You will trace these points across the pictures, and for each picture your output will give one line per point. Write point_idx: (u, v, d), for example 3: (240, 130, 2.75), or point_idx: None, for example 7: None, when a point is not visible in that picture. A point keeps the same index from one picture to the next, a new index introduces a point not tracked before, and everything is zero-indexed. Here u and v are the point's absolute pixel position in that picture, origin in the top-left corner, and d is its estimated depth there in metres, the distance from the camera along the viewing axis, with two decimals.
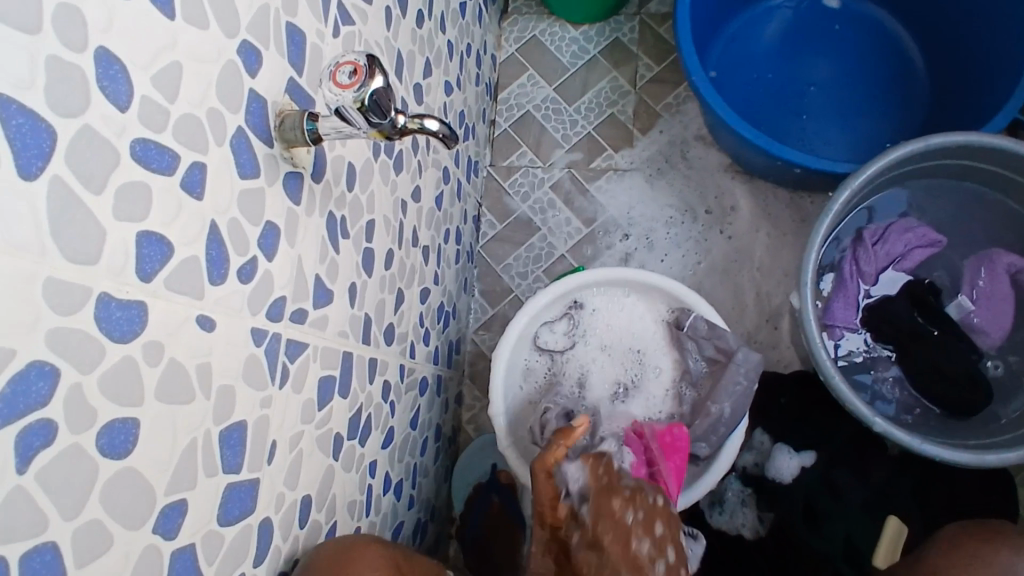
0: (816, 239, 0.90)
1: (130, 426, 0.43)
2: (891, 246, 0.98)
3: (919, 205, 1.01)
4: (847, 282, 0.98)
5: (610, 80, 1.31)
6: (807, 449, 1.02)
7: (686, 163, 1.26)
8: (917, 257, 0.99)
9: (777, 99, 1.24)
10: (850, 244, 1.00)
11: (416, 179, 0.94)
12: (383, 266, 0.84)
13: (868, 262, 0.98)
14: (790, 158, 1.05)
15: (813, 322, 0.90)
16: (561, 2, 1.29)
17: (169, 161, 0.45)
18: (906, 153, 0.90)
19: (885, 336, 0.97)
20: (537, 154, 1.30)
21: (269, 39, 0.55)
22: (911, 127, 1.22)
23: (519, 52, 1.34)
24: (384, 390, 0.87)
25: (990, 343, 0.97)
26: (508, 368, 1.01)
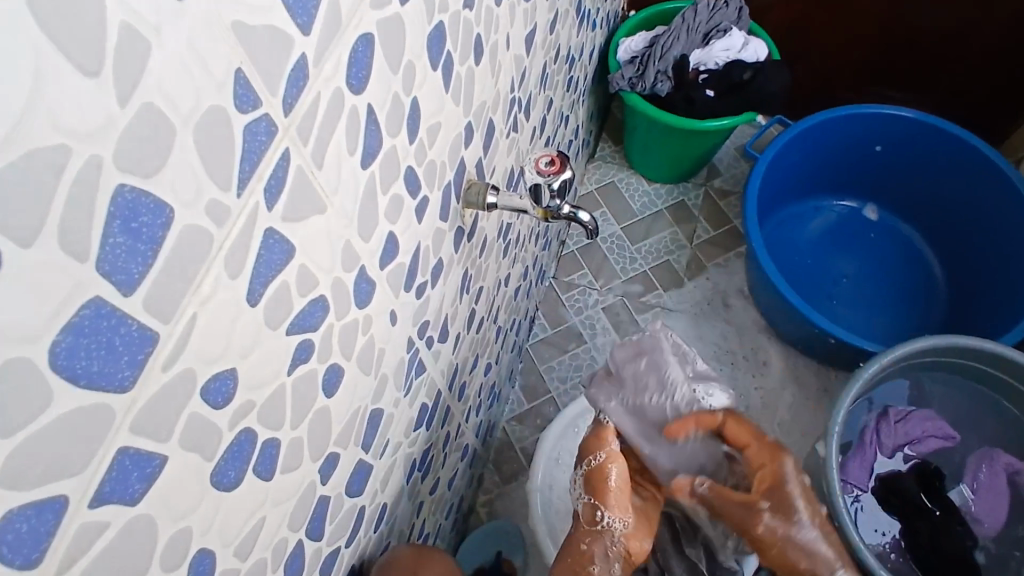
0: (846, 397, 1.01)
1: (336, 375, 0.51)
2: (910, 426, 1.10)
3: (938, 392, 1.12)
4: (867, 446, 1.09)
5: (671, 232, 1.50)
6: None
7: (726, 311, 1.42)
8: (931, 443, 1.10)
9: (814, 281, 1.42)
10: (875, 416, 1.12)
11: (511, 267, 1.09)
12: (476, 330, 0.96)
13: (888, 435, 1.10)
14: (826, 328, 1.19)
15: (835, 472, 0.99)
16: (643, 162, 1.52)
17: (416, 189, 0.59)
18: (928, 344, 1.04)
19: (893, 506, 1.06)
20: (596, 278, 1.46)
21: (478, 126, 0.72)
22: (927, 329, 1.38)
23: (596, 191, 1.55)
24: (445, 440, 0.94)
25: (983, 532, 1.04)
26: (554, 447, 1.04)
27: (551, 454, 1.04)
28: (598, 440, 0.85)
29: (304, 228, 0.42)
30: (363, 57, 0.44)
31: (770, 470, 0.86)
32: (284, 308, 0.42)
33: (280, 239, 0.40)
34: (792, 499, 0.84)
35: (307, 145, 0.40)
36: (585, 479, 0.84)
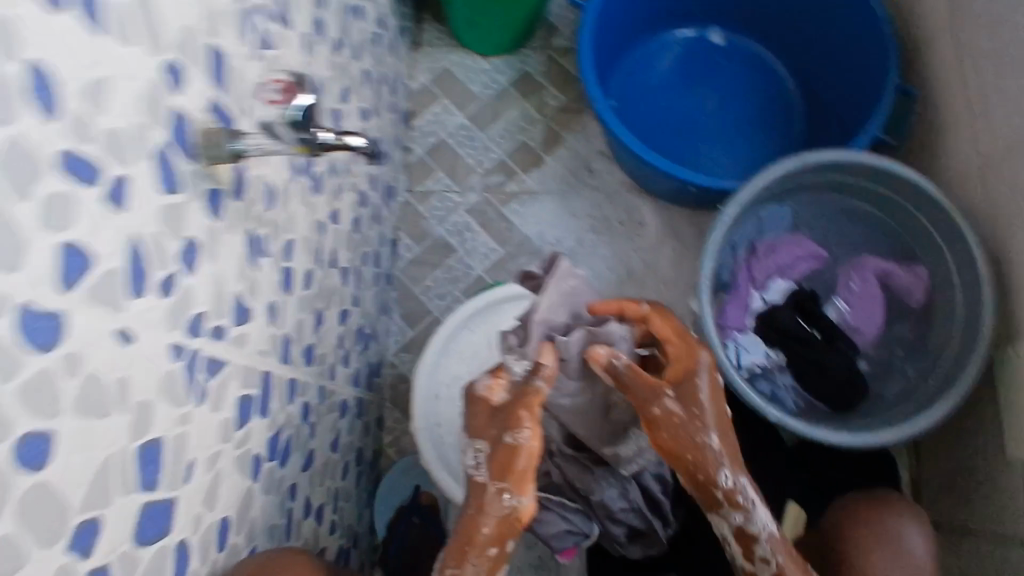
0: (709, 249, 0.97)
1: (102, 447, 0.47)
2: (779, 257, 1.07)
3: (800, 212, 1.10)
4: (740, 287, 1.06)
5: (519, 109, 1.38)
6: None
7: (592, 177, 1.33)
8: (801, 269, 1.08)
9: (674, 127, 1.34)
10: (746, 256, 1.09)
11: (335, 202, 0.96)
12: (303, 287, 0.84)
13: (759, 271, 1.07)
14: (685, 178, 1.12)
15: (711, 322, 0.96)
16: (472, 37, 1.36)
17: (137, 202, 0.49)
18: (782, 171, 0.99)
19: (772, 340, 1.03)
20: (453, 179, 1.34)
21: (195, 59, 0.56)
22: (791, 147, 1.35)
23: (432, 82, 1.40)
24: (303, 412, 0.86)
25: (863, 341, 1.05)
26: (430, 378, 0.98)
27: (430, 386, 0.98)
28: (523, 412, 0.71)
29: None
30: None
31: (682, 362, 0.73)
32: None
33: None
34: (700, 389, 0.71)
35: None
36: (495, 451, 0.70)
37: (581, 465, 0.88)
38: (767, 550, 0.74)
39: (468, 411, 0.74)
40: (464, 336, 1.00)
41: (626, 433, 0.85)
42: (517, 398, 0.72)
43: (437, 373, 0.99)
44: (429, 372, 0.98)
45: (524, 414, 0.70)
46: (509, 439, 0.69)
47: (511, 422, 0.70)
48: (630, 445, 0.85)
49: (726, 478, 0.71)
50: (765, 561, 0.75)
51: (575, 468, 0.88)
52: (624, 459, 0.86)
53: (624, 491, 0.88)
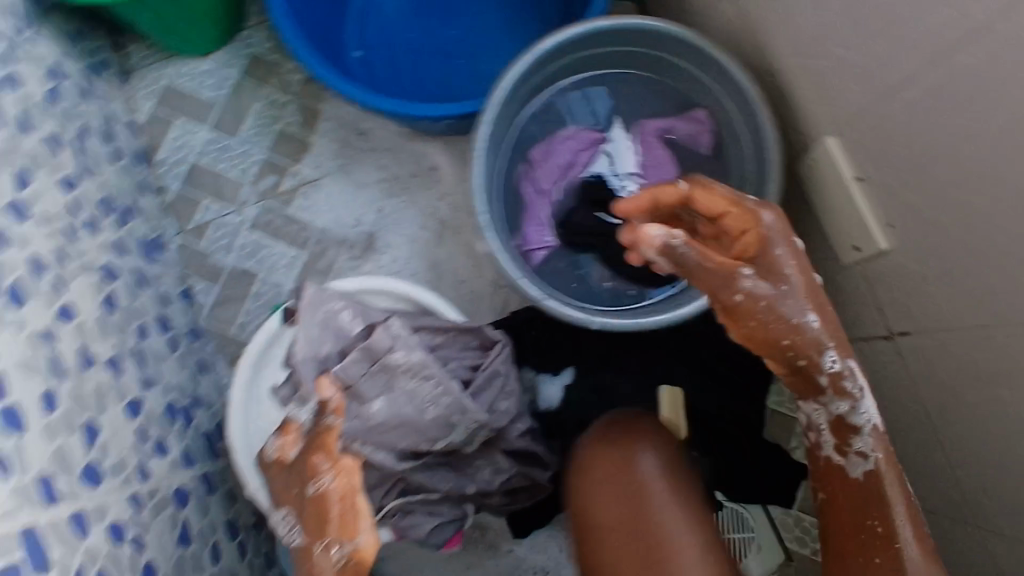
0: (475, 186, 0.86)
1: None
2: (558, 155, 0.95)
3: (562, 102, 0.98)
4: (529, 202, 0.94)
5: (262, 97, 1.23)
6: (567, 368, 0.99)
7: (364, 139, 1.21)
8: (584, 159, 0.96)
9: (433, 53, 1.18)
10: (526, 166, 0.97)
11: (59, 297, 0.83)
12: (43, 412, 0.74)
13: (542, 177, 0.95)
14: (439, 113, 0.98)
15: (502, 254, 0.85)
16: (180, 41, 1.19)
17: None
18: (516, 73, 0.87)
19: (578, 244, 0.94)
20: (223, 201, 1.20)
21: None
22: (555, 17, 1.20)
23: (159, 105, 1.23)
24: (116, 531, 0.79)
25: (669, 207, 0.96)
26: (246, 430, 0.88)
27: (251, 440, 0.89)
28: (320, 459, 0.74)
29: None
30: None
31: (754, 233, 0.67)
32: None
33: None
34: (781, 260, 0.66)
35: None
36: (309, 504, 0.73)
37: (436, 465, 0.86)
38: (869, 442, 0.69)
39: (273, 476, 0.79)
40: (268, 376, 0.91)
41: (451, 422, 0.83)
42: (307, 448, 0.76)
43: (251, 424, 0.89)
44: (242, 426, 0.88)
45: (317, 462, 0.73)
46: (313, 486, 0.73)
47: (309, 473, 0.74)
48: (460, 433, 0.83)
49: (830, 362, 0.68)
50: (862, 454, 0.69)
51: (432, 471, 0.86)
52: (466, 442, 0.85)
53: (491, 464, 0.88)
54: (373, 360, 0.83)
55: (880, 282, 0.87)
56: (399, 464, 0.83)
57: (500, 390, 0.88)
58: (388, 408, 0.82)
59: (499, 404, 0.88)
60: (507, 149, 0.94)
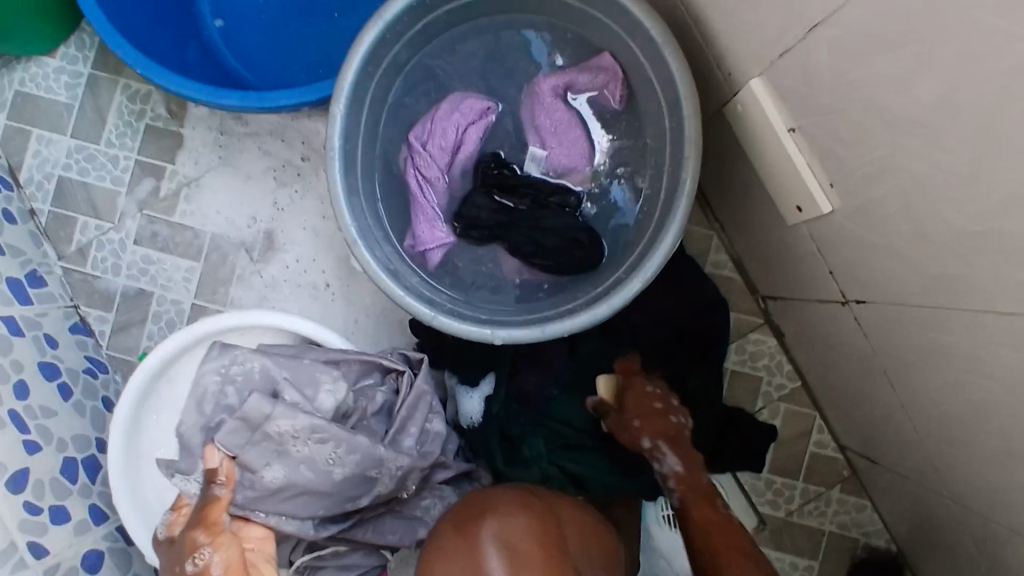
0: (336, 192, 0.72)
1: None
2: (440, 135, 0.80)
3: (439, 67, 0.82)
4: (416, 195, 0.80)
5: (122, 90, 1.07)
6: (484, 377, 0.88)
7: (244, 123, 1.06)
8: (473, 135, 0.81)
9: (301, 11, 1.00)
10: (406, 150, 0.82)
11: None
12: None
13: (428, 165, 0.80)
14: (293, 99, 0.83)
15: (381, 272, 0.72)
16: (40, 30, 1.01)
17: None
18: (365, 49, 0.71)
19: (476, 237, 0.80)
20: (101, 217, 1.07)
21: None
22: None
23: (9, 117, 1.07)
24: None
25: (581, 178, 0.81)
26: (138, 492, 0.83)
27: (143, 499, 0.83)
28: (200, 533, 0.65)
29: None
30: None
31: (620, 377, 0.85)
32: None
33: None
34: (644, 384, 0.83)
35: None
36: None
37: (374, 519, 0.78)
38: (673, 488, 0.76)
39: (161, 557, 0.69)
40: (155, 426, 0.86)
41: (370, 475, 0.75)
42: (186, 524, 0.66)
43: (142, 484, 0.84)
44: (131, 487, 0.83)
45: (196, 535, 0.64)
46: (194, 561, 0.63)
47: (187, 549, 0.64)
48: (385, 484, 0.76)
49: (643, 438, 0.79)
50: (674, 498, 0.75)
51: (372, 527, 0.78)
52: (400, 487, 0.78)
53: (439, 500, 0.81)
54: (254, 430, 0.72)
55: (829, 246, 0.73)
56: (321, 532, 0.75)
57: (426, 407, 0.81)
58: (285, 476, 0.72)
59: (428, 430, 0.81)
60: (378, 137, 0.80)
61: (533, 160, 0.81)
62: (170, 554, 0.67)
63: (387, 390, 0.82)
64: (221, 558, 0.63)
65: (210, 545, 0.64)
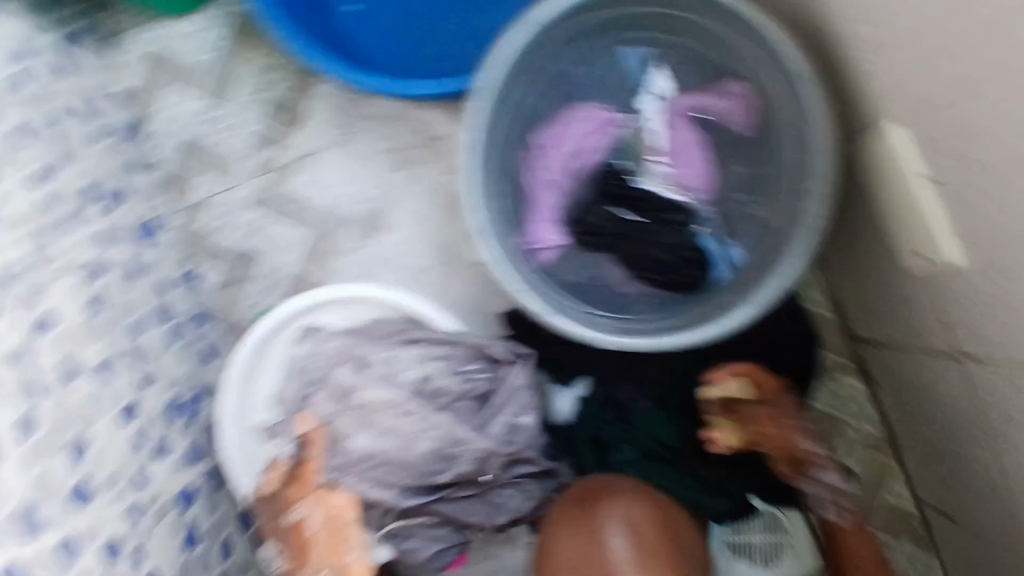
0: (467, 183, 0.76)
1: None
2: (565, 140, 0.84)
3: (571, 73, 0.84)
4: (534, 195, 0.83)
5: (257, 59, 1.13)
6: (579, 378, 0.90)
7: (366, 104, 1.10)
8: (595, 143, 0.84)
9: (433, 5, 1.03)
10: (529, 151, 0.84)
11: (37, 308, 0.80)
12: (19, 440, 0.73)
13: (548, 167, 0.84)
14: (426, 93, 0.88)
15: (498, 264, 0.75)
16: None
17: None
18: (505, 55, 0.76)
19: (591, 246, 0.82)
20: (222, 172, 1.12)
21: None
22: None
23: (150, 69, 1.13)
24: (107, 552, 0.77)
25: (698, 198, 0.82)
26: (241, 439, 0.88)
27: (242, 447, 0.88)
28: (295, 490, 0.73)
29: None
30: None
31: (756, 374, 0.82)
32: None
33: None
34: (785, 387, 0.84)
35: None
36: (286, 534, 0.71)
37: (462, 497, 0.81)
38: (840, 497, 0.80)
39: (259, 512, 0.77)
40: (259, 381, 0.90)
41: (450, 453, 0.79)
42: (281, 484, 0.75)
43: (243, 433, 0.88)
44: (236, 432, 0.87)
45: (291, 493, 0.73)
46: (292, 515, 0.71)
47: (284, 505, 0.73)
48: (463, 463, 0.79)
49: (806, 441, 0.80)
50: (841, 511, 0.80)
51: (458, 503, 0.81)
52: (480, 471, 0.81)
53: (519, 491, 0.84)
54: (342, 400, 0.80)
55: (948, 298, 0.72)
56: (404, 500, 0.78)
57: (516, 405, 0.83)
58: (369, 445, 0.77)
59: (517, 425, 0.83)
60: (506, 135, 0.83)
61: (649, 172, 0.82)
62: (269, 510, 0.75)
63: (484, 379, 0.85)
64: (315, 511, 0.71)
65: (305, 501, 0.72)
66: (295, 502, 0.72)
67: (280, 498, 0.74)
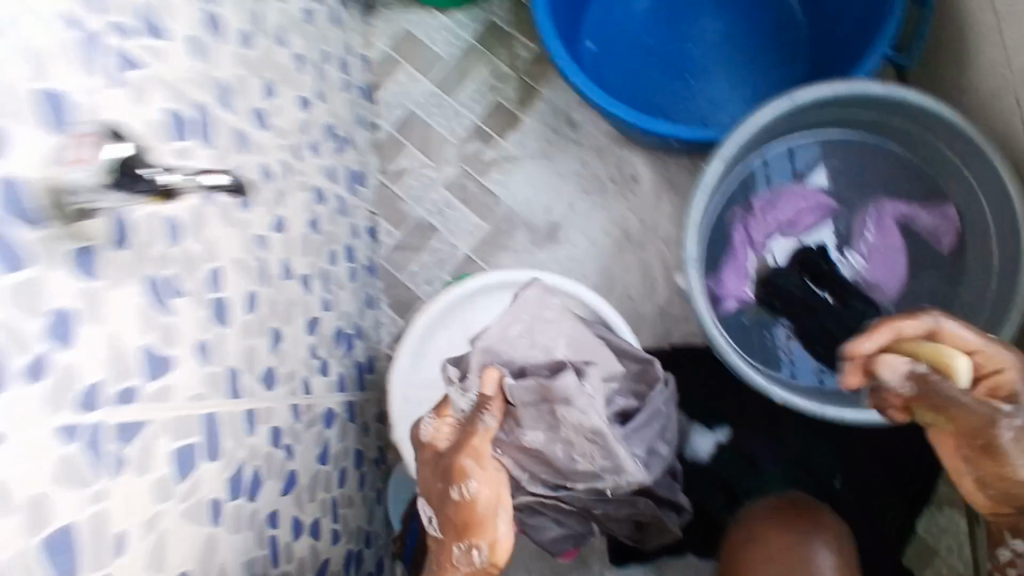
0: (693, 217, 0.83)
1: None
2: (781, 209, 0.94)
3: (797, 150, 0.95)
4: (738, 248, 0.93)
5: (489, 65, 1.26)
6: (721, 426, 0.99)
7: (573, 130, 1.21)
8: (807, 219, 0.94)
9: (662, 65, 1.19)
10: (742, 211, 0.95)
11: (278, 210, 0.89)
12: (246, 311, 0.79)
13: (758, 229, 0.93)
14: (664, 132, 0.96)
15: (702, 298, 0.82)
16: None
17: (18, 339, 0.49)
18: (769, 115, 0.84)
19: (777, 309, 0.90)
20: (427, 153, 1.24)
21: (21, 113, 0.50)
22: (803, 53, 1.19)
23: (393, 48, 1.28)
24: (275, 437, 0.83)
25: (885, 294, 0.92)
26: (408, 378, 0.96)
27: (409, 385, 0.96)
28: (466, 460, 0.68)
29: None
30: None
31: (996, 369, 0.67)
32: None
33: None
34: None
35: None
36: (441, 495, 0.68)
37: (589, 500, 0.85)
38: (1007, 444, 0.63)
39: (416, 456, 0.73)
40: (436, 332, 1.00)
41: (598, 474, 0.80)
42: (451, 444, 0.70)
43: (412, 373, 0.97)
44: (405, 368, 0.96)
45: (461, 466, 0.68)
46: (455, 488, 0.67)
47: (452, 475, 0.68)
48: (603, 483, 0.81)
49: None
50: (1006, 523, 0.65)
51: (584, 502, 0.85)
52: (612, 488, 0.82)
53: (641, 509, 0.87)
54: (545, 396, 0.78)
55: None
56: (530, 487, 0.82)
57: (657, 433, 0.89)
58: (542, 442, 0.79)
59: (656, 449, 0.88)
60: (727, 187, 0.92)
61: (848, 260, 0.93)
62: (431, 468, 0.71)
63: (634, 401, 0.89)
64: (479, 487, 0.67)
65: (474, 475, 0.67)
66: (462, 478, 0.67)
67: (449, 462, 0.69)
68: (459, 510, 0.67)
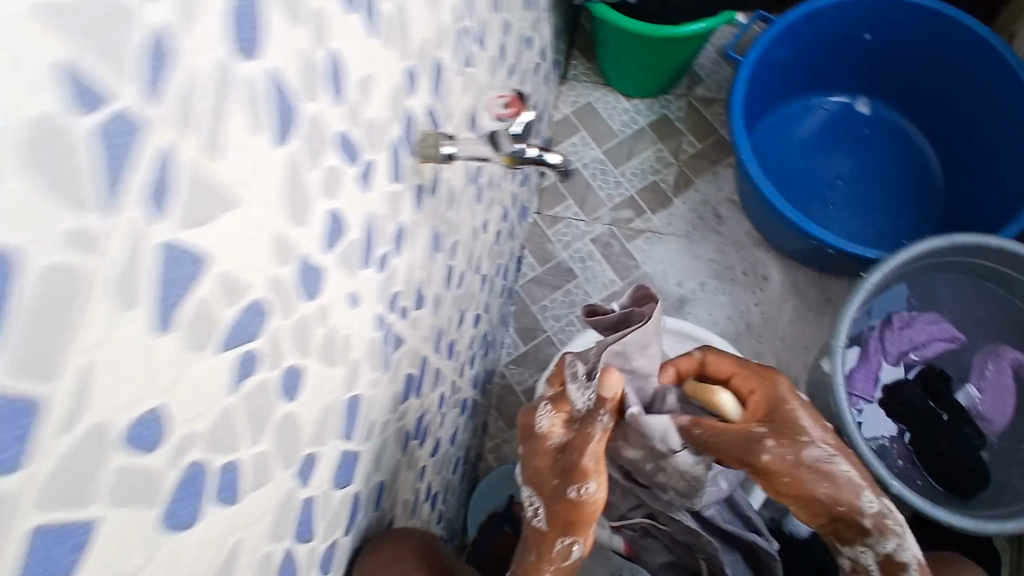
0: (847, 312, 0.98)
1: (315, 455, 0.54)
2: (913, 332, 1.23)
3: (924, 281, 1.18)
4: (871, 355, 1.22)
5: (655, 150, 1.42)
6: None
7: (718, 222, 1.36)
8: (936, 347, 1.23)
9: (806, 183, 1.43)
10: (880, 325, 1.24)
11: (487, 213, 1.03)
12: (457, 285, 0.91)
13: (892, 343, 1.22)
14: (822, 238, 1.11)
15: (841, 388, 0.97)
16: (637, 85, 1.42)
17: (383, 234, 0.60)
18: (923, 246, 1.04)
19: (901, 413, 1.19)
20: (582, 208, 1.39)
21: (428, 69, 0.64)
22: (927, 206, 1.41)
23: (574, 114, 1.45)
24: (440, 401, 0.92)
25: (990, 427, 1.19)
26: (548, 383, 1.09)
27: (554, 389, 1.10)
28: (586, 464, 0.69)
29: (214, 228, 0.36)
30: (248, 15, 0.36)
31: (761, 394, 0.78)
32: (204, 327, 0.37)
33: (186, 251, 0.34)
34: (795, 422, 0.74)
35: (190, 131, 0.33)
36: (551, 493, 0.71)
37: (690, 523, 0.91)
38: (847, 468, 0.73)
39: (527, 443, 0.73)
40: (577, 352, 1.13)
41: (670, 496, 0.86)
42: (569, 444, 0.70)
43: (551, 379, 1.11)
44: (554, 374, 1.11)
45: (577, 466, 0.69)
46: (570, 488, 0.69)
47: (573, 475, 0.69)
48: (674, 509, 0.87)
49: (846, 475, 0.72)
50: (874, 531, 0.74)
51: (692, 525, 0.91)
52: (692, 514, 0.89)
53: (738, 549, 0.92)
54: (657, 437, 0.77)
55: None
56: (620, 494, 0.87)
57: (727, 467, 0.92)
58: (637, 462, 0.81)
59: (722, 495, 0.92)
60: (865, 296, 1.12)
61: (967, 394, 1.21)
62: (542, 459, 0.71)
63: None
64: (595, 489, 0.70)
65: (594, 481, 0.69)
66: (577, 479, 0.69)
67: (566, 459, 0.70)
68: (570, 507, 0.70)
